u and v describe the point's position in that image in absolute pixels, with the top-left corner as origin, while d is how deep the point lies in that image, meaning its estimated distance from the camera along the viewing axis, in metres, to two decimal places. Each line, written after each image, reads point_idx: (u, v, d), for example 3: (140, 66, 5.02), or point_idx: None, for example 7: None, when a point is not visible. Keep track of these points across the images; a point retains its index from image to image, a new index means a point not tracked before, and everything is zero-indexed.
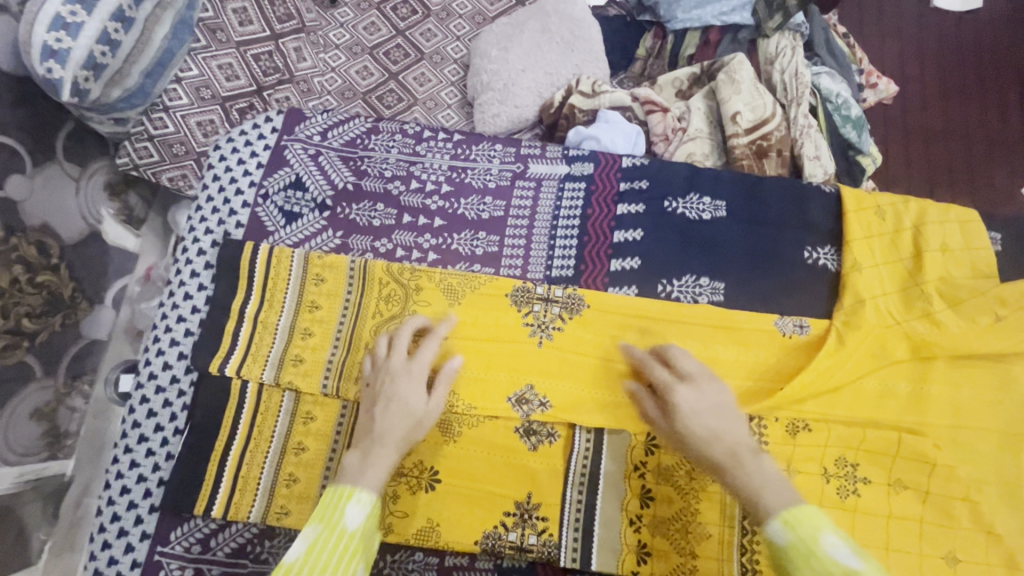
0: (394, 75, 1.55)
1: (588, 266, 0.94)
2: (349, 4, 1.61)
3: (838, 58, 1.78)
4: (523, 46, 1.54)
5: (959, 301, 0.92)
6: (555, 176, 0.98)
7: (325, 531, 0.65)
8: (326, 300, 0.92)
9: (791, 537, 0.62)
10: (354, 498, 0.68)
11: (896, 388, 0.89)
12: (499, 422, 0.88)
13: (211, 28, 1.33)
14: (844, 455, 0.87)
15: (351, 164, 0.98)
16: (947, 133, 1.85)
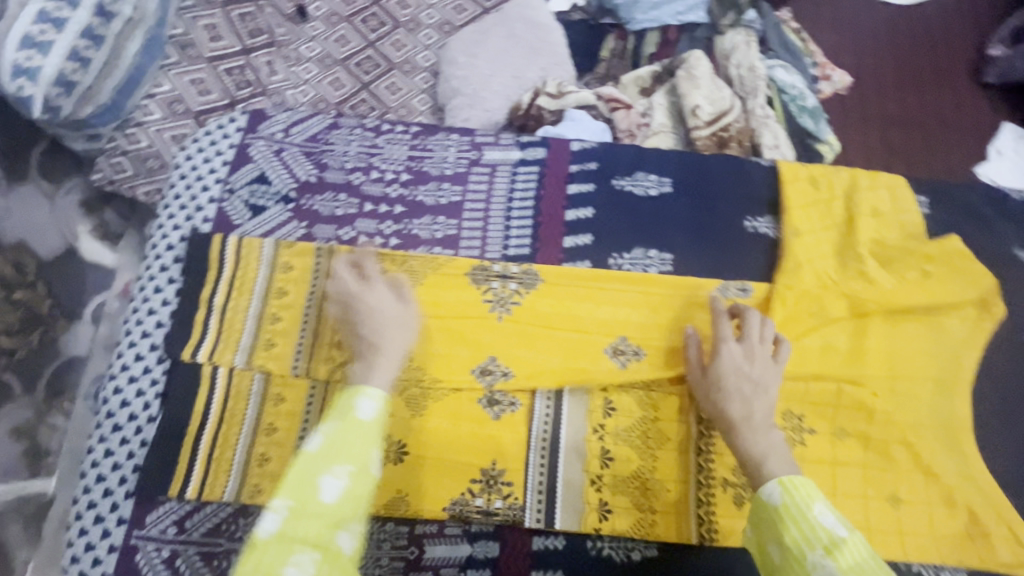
0: (367, 86, 1.57)
1: (543, 244, 0.99)
2: (320, 17, 1.63)
3: (792, 53, 1.91)
4: (491, 53, 1.62)
5: (890, 260, 0.98)
6: (509, 162, 1.04)
7: (340, 425, 0.69)
8: (294, 287, 0.95)
9: (785, 498, 0.71)
10: (365, 394, 0.73)
11: (836, 344, 0.95)
12: (463, 394, 0.92)
13: (183, 45, 1.41)
14: (790, 408, 0.92)
15: (313, 158, 1.02)
16: (904, 120, 1.88)
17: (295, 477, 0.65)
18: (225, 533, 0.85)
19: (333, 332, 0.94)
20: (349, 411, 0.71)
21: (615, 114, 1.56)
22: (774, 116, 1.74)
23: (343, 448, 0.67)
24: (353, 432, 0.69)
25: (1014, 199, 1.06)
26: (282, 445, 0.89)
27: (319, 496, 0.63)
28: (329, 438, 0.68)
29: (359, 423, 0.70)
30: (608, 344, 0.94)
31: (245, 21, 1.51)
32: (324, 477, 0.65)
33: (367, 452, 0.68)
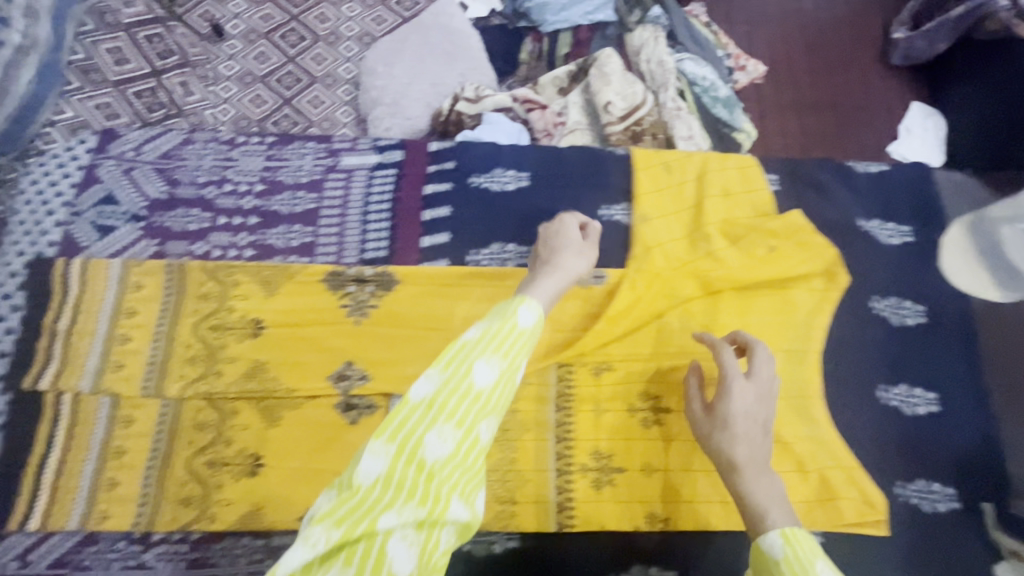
0: (289, 102, 1.59)
1: (401, 245, 1.00)
2: (237, 36, 1.64)
3: (701, 45, 1.79)
4: (409, 62, 1.62)
5: (739, 238, 1.02)
6: (365, 167, 1.04)
7: (449, 374, 0.59)
8: (145, 306, 0.94)
9: (786, 551, 0.67)
10: (524, 304, 0.68)
11: (690, 323, 0.97)
12: (320, 401, 0.91)
13: (84, 70, 1.46)
14: (646, 389, 0.94)
15: (164, 174, 1.01)
16: (818, 106, 1.79)
17: (399, 423, 0.56)
18: (71, 563, 0.83)
19: (185, 349, 0.93)
20: (463, 366, 0.61)
21: (532, 116, 1.51)
22: (688, 109, 1.63)
23: (453, 405, 0.58)
24: (461, 381, 0.59)
25: (860, 171, 1.10)
26: (133, 467, 0.87)
27: (421, 453, 0.55)
28: (444, 384, 0.59)
29: (472, 382, 0.60)
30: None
31: (151, 42, 1.56)
32: (428, 434, 0.56)
33: (477, 422, 0.60)
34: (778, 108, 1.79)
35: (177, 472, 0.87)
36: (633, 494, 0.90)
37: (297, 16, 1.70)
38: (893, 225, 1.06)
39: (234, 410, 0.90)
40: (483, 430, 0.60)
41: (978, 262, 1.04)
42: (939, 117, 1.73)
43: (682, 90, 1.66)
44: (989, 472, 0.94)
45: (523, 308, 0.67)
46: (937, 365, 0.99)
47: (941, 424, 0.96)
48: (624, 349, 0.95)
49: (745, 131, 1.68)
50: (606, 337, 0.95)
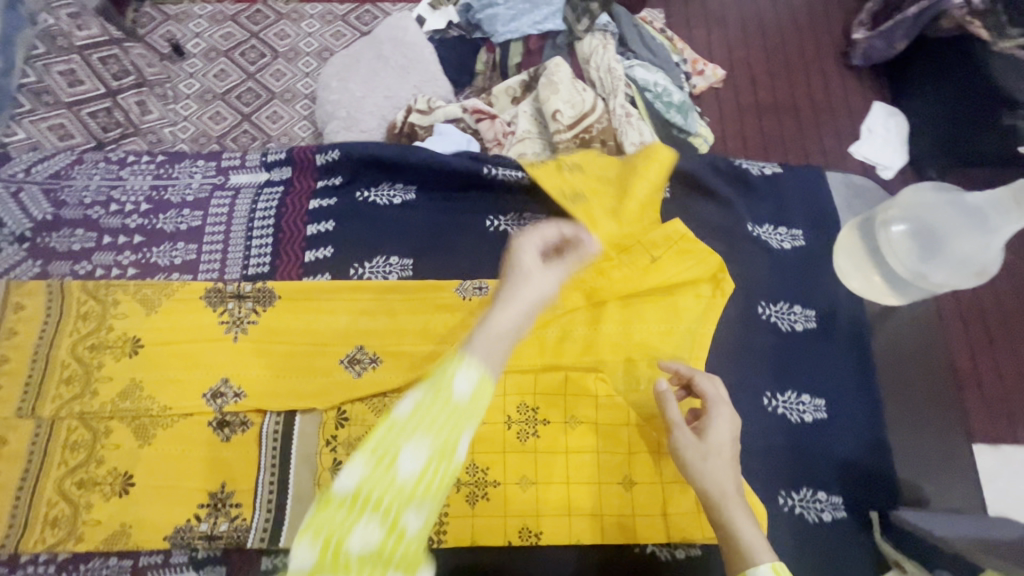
0: (248, 118, 1.62)
1: (283, 261, 1.00)
2: (197, 55, 1.68)
3: (655, 51, 1.72)
4: (362, 74, 1.61)
5: (625, 246, 1.01)
6: (253, 184, 1.06)
7: (375, 459, 0.53)
8: (23, 326, 0.94)
9: None
10: (462, 366, 0.57)
11: (570, 335, 0.97)
12: (194, 418, 0.91)
13: (35, 93, 1.53)
14: (523, 401, 0.93)
15: (51, 196, 1.03)
16: (764, 110, 1.76)
17: (325, 515, 0.52)
18: None
19: (61, 368, 0.93)
20: (388, 450, 0.53)
21: (481, 126, 1.52)
22: (639, 115, 1.56)
23: (377, 498, 0.52)
24: (387, 472, 0.52)
25: (755, 174, 1.09)
26: (2, 487, 0.87)
27: (342, 551, 0.51)
28: (369, 471, 0.52)
29: (399, 467, 0.52)
30: (344, 355, 0.95)
31: (107, 64, 1.61)
32: (353, 532, 0.51)
33: (401, 514, 0.53)
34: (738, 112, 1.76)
35: (46, 493, 0.87)
36: (506, 509, 0.88)
37: (257, 34, 1.74)
38: (785, 229, 1.06)
39: (107, 428, 0.90)
40: (410, 519, 0.53)
41: (869, 261, 1.02)
42: (902, 115, 1.68)
43: (633, 96, 1.61)
44: (878, 479, 0.92)
45: (458, 374, 0.56)
46: (827, 371, 0.97)
47: (829, 431, 0.94)
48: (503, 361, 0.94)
49: (702, 136, 1.66)
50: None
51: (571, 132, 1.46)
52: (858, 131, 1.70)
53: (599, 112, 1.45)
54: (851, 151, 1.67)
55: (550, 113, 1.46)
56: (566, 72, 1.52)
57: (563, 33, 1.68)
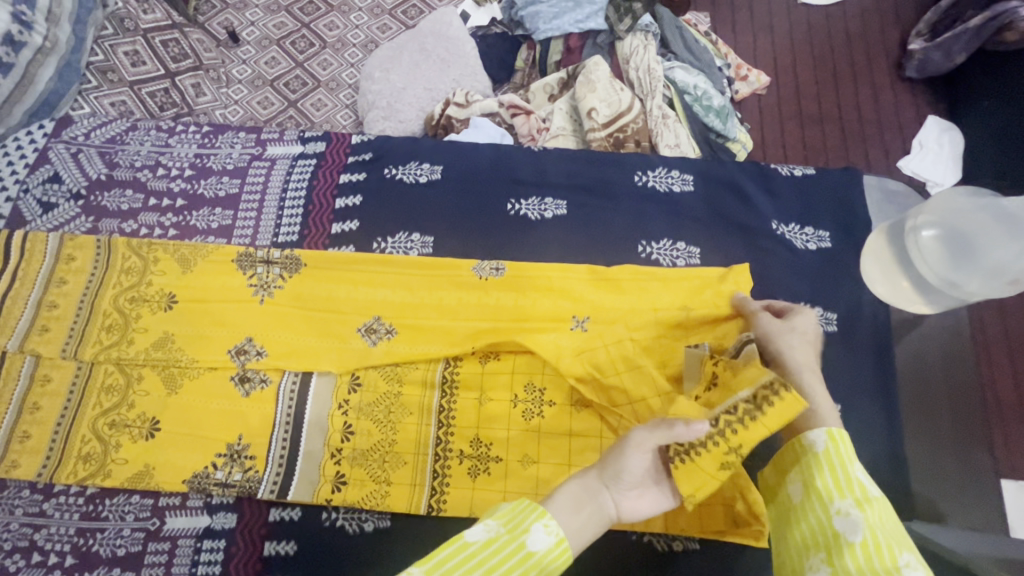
0: (294, 104, 1.70)
1: (311, 231, 1.05)
2: (252, 43, 1.78)
3: (696, 54, 1.70)
4: (404, 66, 1.65)
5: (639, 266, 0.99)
6: (288, 156, 1.11)
7: (505, 533, 0.60)
8: (73, 276, 1.01)
9: (827, 445, 0.70)
10: (540, 519, 0.62)
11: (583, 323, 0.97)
12: (218, 372, 0.96)
13: (102, 70, 1.54)
14: (529, 384, 0.95)
15: (106, 157, 1.11)
16: (805, 118, 1.72)
17: (446, 558, 0.58)
18: None
19: (103, 317, 0.99)
20: (520, 528, 0.61)
21: (516, 121, 1.54)
22: (676, 118, 1.56)
23: (503, 556, 0.58)
24: (509, 553, 0.59)
25: (782, 175, 1.08)
26: (43, 422, 0.94)
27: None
28: (493, 540, 0.60)
29: (522, 550, 0.59)
30: (361, 324, 0.98)
31: (168, 46, 1.66)
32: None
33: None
34: (779, 117, 1.73)
35: (81, 432, 0.93)
36: (506, 485, 0.90)
37: (308, 24, 1.81)
38: (812, 229, 1.03)
39: (140, 375, 0.96)
40: (535, 540, 0.60)
41: (897, 266, 0.98)
42: (956, 131, 1.63)
43: (671, 98, 1.60)
44: (891, 491, 0.89)
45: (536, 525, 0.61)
46: (844, 375, 0.95)
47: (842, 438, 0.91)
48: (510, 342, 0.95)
49: (740, 142, 1.65)
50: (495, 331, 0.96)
51: (607, 131, 1.47)
52: (908, 144, 1.65)
53: (635, 112, 1.44)
54: (899, 164, 1.62)
55: (586, 110, 1.47)
56: (605, 71, 1.52)
57: (606, 32, 1.67)
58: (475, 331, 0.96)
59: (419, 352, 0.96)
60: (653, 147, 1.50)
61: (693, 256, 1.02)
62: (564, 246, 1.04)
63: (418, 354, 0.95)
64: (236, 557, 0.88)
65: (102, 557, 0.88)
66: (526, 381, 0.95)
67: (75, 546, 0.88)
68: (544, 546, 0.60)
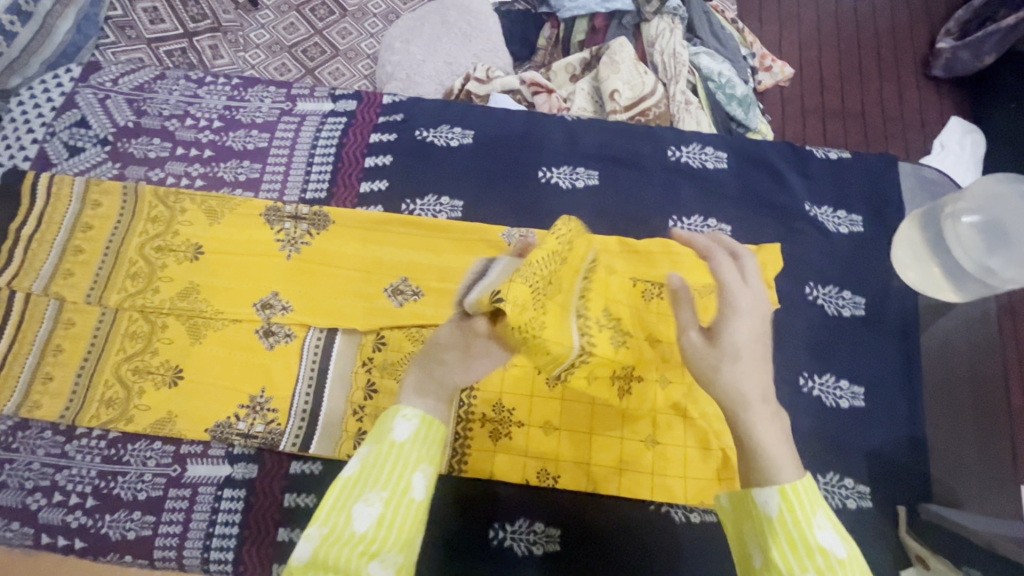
0: (311, 72, 1.67)
1: (340, 189, 1.04)
2: (270, 7, 1.73)
3: (722, 40, 1.67)
4: (424, 39, 1.63)
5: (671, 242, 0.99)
6: (319, 113, 1.10)
7: (376, 448, 0.62)
8: (99, 223, 1.01)
9: (780, 507, 0.58)
10: (399, 415, 0.65)
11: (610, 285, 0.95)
12: (243, 325, 0.96)
13: (120, 26, 1.58)
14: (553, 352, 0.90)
15: (133, 105, 1.10)
16: (836, 110, 1.70)
17: (330, 508, 0.59)
18: (3, 444, 0.91)
19: (129, 265, 0.99)
20: (386, 432, 0.64)
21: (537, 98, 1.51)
22: (699, 104, 1.54)
23: (379, 471, 0.60)
24: (384, 456, 0.61)
25: (817, 157, 1.07)
26: (66, 366, 0.94)
27: (349, 528, 0.57)
28: (366, 460, 0.61)
29: (393, 446, 0.62)
30: (388, 284, 0.98)
31: (188, 5, 1.66)
32: (355, 507, 0.58)
33: (404, 477, 0.60)
34: (806, 106, 1.71)
35: (104, 377, 0.93)
36: (528, 449, 0.90)
37: None
38: (844, 213, 1.02)
39: (164, 324, 0.96)
40: (399, 432, 0.63)
41: (927, 253, 0.99)
42: (979, 133, 1.59)
43: (694, 83, 1.59)
44: (909, 474, 0.89)
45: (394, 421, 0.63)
46: (868, 359, 0.95)
47: (864, 420, 0.92)
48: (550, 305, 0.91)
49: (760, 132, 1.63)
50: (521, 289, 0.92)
51: (630, 112, 1.44)
52: (930, 146, 1.62)
53: (659, 95, 1.43)
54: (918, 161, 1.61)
55: (608, 92, 1.45)
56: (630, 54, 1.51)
57: (632, 13, 1.64)
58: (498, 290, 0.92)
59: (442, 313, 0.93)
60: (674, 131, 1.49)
61: (723, 233, 1.01)
62: (592, 217, 1.03)
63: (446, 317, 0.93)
64: (255, 507, 0.88)
65: (123, 500, 0.88)
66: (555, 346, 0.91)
67: (96, 488, 0.89)
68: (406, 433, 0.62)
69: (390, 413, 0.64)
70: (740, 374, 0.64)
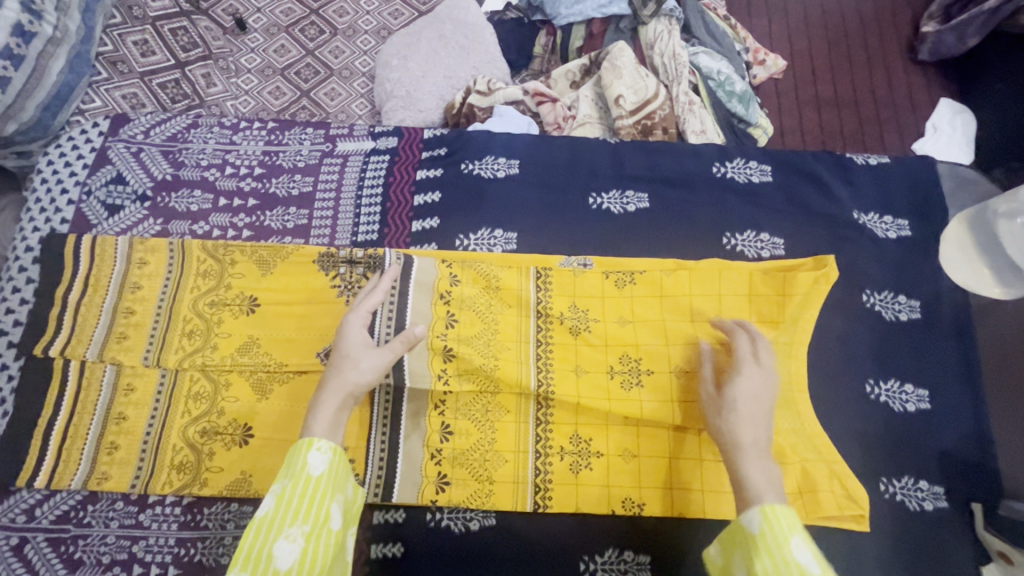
0: (307, 94, 1.62)
1: (392, 229, 1.03)
2: (259, 29, 1.68)
3: (717, 39, 1.68)
4: (421, 53, 1.58)
5: (726, 264, 0.99)
6: (360, 152, 1.10)
7: (291, 484, 0.69)
8: (148, 282, 0.98)
9: (763, 527, 0.65)
10: (313, 447, 0.73)
11: (631, 277, 0.97)
12: (307, 375, 0.95)
13: (112, 61, 1.48)
14: (604, 372, 0.93)
15: (169, 157, 1.08)
16: (842, 102, 1.71)
17: (251, 548, 0.65)
18: (73, 519, 0.88)
19: (184, 323, 0.96)
20: (299, 467, 0.71)
21: (542, 110, 1.50)
22: (701, 103, 1.55)
23: (296, 507, 0.68)
24: (302, 488, 0.69)
25: (857, 163, 1.10)
26: (130, 433, 0.92)
27: (273, 564, 0.64)
28: (283, 497, 0.68)
29: (310, 480, 0.70)
30: (449, 315, 0.94)
31: (177, 36, 1.60)
32: (276, 545, 0.65)
33: (323, 509, 0.69)
34: (818, 100, 1.72)
35: (171, 440, 0.91)
36: (608, 479, 0.91)
37: (316, 10, 1.73)
38: (890, 218, 1.05)
39: (227, 382, 0.94)
40: (312, 465, 0.71)
41: (976, 256, 1.04)
42: (969, 114, 1.63)
43: (696, 84, 1.60)
44: (980, 471, 0.92)
45: (309, 455, 0.71)
46: (929, 360, 0.97)
47: (932, 422, 0.94)
48: (603, 330, 0.95)
49: (762, 127, 1.63)
50: (548, 299, 0.96)
51: (634, 118, 1.44)
52: (922, 127, 1.65)
53: (663, 97, 1.43)
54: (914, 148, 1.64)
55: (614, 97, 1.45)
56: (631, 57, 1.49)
57: (628, 17, 1.64)
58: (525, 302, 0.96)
59: (483, 334, 0.94)
60: (679, 134, 1.49)
61: (777, 246, 1.03)
62: (645, 238, 1.04)
63: (473, 346, 0.93)
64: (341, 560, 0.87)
65: (206, 566, 0.87)
66: (610, 368, 0.93)
67: (176, 556, 0.87)
68: (320, 464, 0.71)
69: (303, 448, 0.72)
70: (742, 423, 0.78)
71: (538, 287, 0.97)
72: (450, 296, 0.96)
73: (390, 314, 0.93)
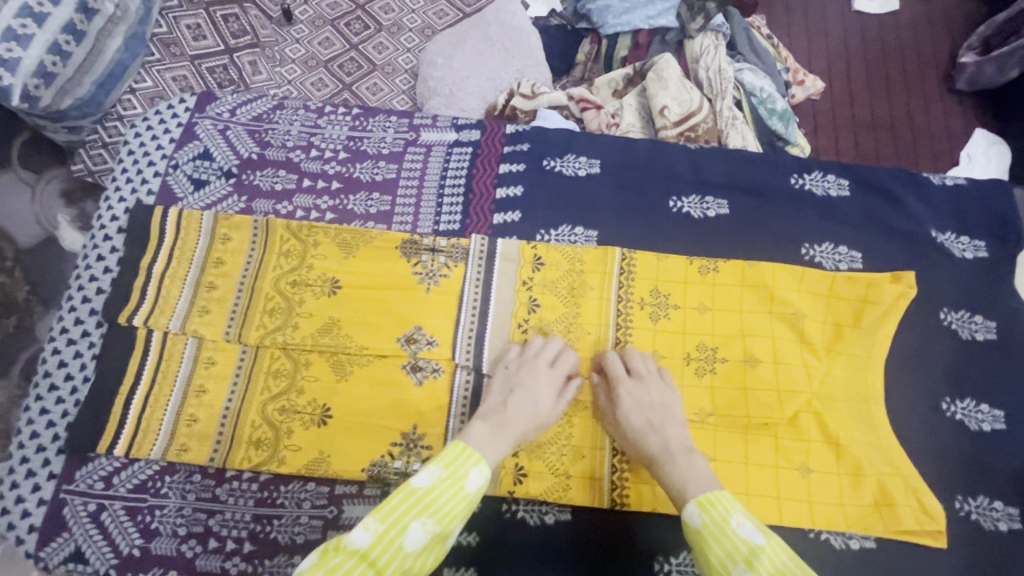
0: (348, 87, 1.63)
1: (474, 220, 1.04)
2: (305, 21, 1.69)
3: (761, 57, 1.69)
4: (466, 53, 1.59)
5: (802, 277, 1.00)
6: (444, 143, 1.11)
7: (447, 483, 0.73)
8: (231, 257, 0.99)
9: (704, 518, 0.73)
10: (478, 465, 0.76)
11: (714, 264, 1.01)
12: (388, 360, 0.95)
13: (164, 41, 1.41)
14: (680, 357, 0.96)
15: (256, 136, 1.10)
16: (895, 125, 1.72)
17: (394, 506, 0.70)
18: (150, 489, 0.88)
19: (266, 300, 0.97)
20: (460, 473, 0.74)
21: (585, 115, 1.49)
22: (744, 120, 1.55)
23: (439, 504, 0.71)
24: (451, 491, 0.72)
25: (934, 184, 1.11)
26: (210, 407, 0.92)
27: (402, 539, 0.67)
28: (438, 484, 0.72)
29: (462, 492, 0.73)
30: (531, 300, 0.98)
31: None
32: (412, 524, 0.68)
33: (452, 519, 0.72)
34: (873, 121, 1.73)
35: (250, 416, 0.91)
36: None
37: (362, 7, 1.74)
38: (967, 239, 1.06)
39: (308, 361, 0.94)
40: (470, 479, 0.74)
41: None
42: (1003, 145, 1.65)
43: (739, 99, 1.59)
44: None
45: (474, 472, 0.74)
46: (1004, 380, 0.98)
47: (1008, 442, 0.94)
48: (682, 317, 0.98)
49: (801, 146, 1.65)
50: (631, 283, 0.99)
51: (677, 129, 1.45)
52: (956, 156, 1.66)
53: (707, 112, 1.43)
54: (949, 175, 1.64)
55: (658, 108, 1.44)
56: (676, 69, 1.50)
57: (675, 30, 1.66)
58: (608, 287, 0.99)
59: (565, 317, 0.98)
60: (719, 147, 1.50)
61: (855, 260, 1.04)
62: (718, 244, 1.05)
63: (553, 332, 0.97)
64: None
65: (281, 544, 0.86)
66: (687, 354, 0.96)
67: (252, 532, 0.87)
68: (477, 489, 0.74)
69: (473, 460, 0.76)
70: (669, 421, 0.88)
71: (622, 270, 1.00)
72: (532, 282, 0.99)
73: (474, 301, 0.98)
